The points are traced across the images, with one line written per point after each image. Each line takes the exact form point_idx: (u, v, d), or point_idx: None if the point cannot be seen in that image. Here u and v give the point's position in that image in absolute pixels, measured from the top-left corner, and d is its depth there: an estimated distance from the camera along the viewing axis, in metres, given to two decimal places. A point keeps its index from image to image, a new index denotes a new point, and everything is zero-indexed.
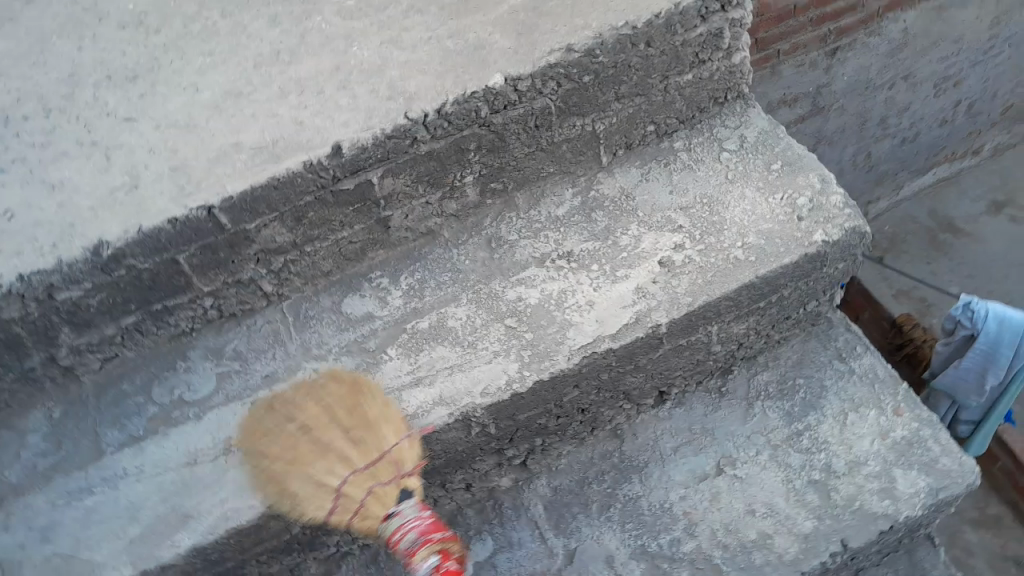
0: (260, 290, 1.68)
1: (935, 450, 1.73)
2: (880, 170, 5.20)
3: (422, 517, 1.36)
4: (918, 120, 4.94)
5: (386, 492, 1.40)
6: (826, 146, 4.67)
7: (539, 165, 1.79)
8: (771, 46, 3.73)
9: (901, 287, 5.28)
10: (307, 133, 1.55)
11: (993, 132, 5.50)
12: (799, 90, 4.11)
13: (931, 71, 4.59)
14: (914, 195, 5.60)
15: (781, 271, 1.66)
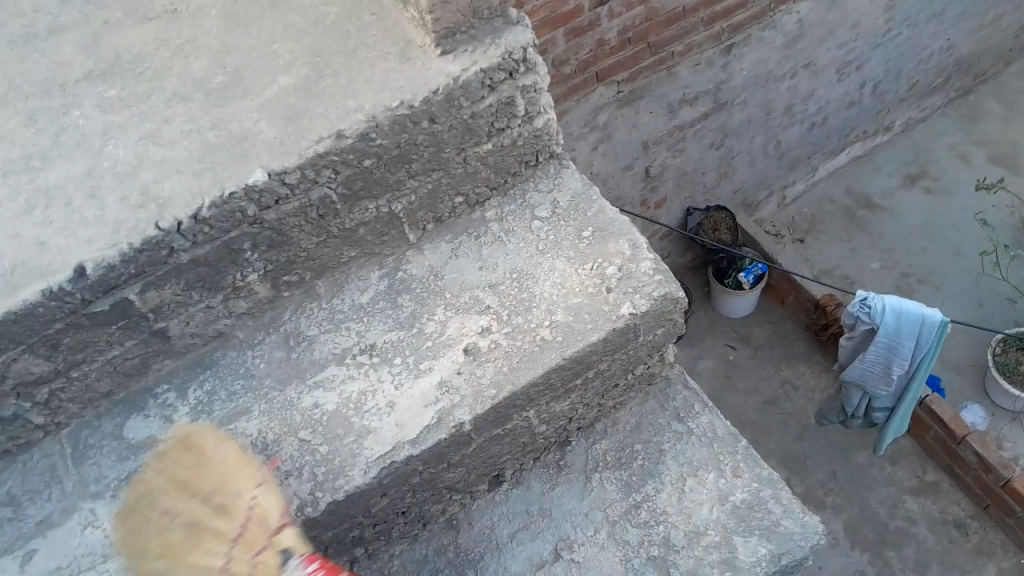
0: (30, 423, 1.52)
1: (775, 512, 1.67)
2: (791, 157, 4.89)
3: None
4: (825, 104, 4.69)
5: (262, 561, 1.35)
6: (734, 141, 4.41)
7: (336, 251, 1.66)
8: (665, 49, 3.55)
9: (823, 266, 4.82)
10: (47, 255, 1.41)
11: (903, 106, 5.24)
12: (698, 90, 3.88)
13: (832, 58, 4.36)
14: (828, 174, 5.22)
15: (589, 350, 1.58)
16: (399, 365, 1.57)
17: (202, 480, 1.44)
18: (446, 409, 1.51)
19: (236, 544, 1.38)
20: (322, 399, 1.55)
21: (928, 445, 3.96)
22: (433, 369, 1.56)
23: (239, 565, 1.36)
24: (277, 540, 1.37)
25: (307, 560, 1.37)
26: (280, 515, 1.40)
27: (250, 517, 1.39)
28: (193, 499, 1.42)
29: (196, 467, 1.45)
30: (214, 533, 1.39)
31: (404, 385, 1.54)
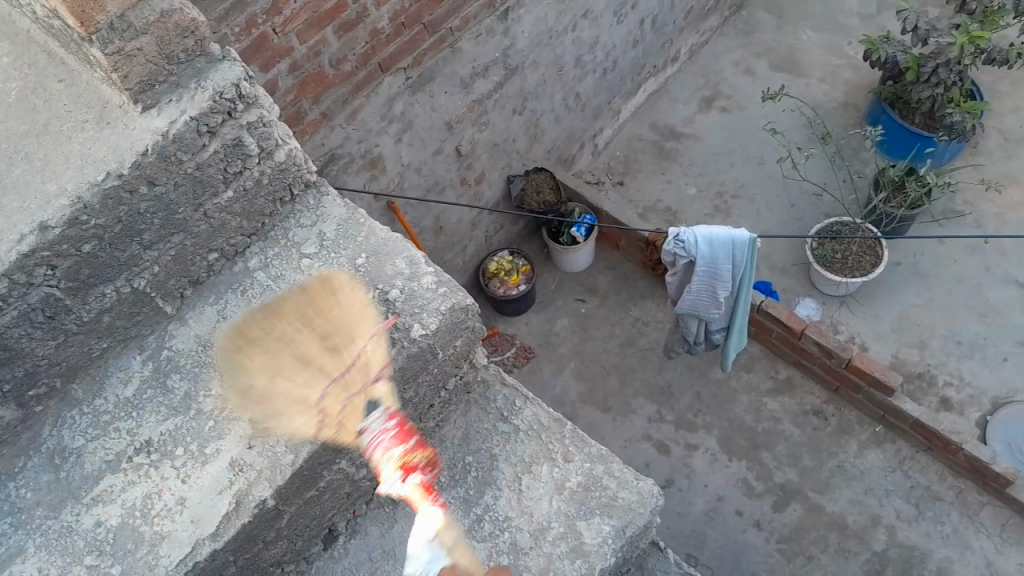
0: None
1: (611, 487, 1.68)
2: (593, 106, 4.98)
3: (387, 428, 1.37)
4: (610, 49, 4.79)
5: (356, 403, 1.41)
6: (534, 103, 4.42)
7: (84, 346, 1.48)
8: (442, 26, 3.46)
9: (645, 204, 4.97)
10: None
11: (684, 35, 5.44)
12: (485, 60, 3.83)
13: (606, 3, 4.44)
14: (632, 114, 5.36)
15: (388, 382, 1.50)
16: (182, 455, 1.43)
17: (334, 324, 1.47)
18: (245, 489, 1.38)
19: (333, 388, 1.41)
20: (103, 515, 1.38)
21: (773, 345, 4.19)
22: (220, 450, 1.42)
23: (335, 403, 1.41)
24: (372, 391, 1.42)
25: (389, 414, 1.39)
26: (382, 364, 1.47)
27: (355, 364, 1.44)
28: (309, 344, 1.43)
29: (353, 318, 1.49)
30: (317, 367, 1.41)
31: (190, 475, 1.40)
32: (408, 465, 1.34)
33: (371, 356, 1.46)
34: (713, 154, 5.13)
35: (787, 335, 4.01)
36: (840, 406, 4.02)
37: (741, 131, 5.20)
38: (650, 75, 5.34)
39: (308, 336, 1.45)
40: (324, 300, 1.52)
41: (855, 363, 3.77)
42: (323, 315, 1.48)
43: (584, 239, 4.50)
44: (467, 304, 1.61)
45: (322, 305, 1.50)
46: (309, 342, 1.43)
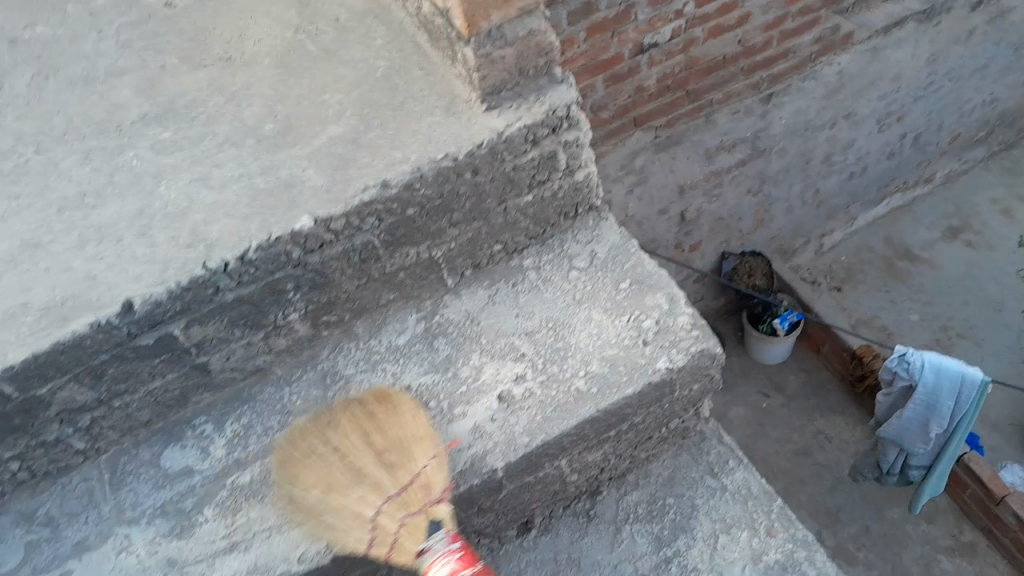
0: (72, 447, 1.56)
1: (809, 575, 1.66)
2: (830, 206, 4.85)
3: (452, 552, 1.36)
4: (865, 154, 4.66)
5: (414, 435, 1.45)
6: (772, 188, 4.39)
7: (376, 294, 1.70)
8: (703, 96, 3.58)
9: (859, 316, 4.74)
10: (98, 288, 1.43)
11: (944, 158, 5.18)
12: (737, 136, 3.87)
13: (873, 109, 4.34)
14: (869, 223, 5.15)
15: (624, 402, 1.57)
16: (435, 408, 1.60)
17: (385, 443, 1.46)
18: (480, 454, 1.54)
19: (393, 500, 1.42)
20: None
21: (964, 505, 3.87)
22: (467, 414, 1.58)
23: (389, 522, 1.41)
24: (431, 511, 1.43)
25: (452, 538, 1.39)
26: (442, 486, 1.46)
27: (414, 482, 1.44)
28: (363, 462, 1.44)
29: (415, 439, 1.48)
30: (370, 485, 1.43)
31: (440, 427, 1.58)
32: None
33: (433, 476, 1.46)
34: (948, 286, 4.81)
35: (985, 498, 3.71)
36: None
37: (985, 270, 4.85)
38: (898, 189, 5.13)
39: (375, 458, 1.45)
40: (375, 421, 1.48)
41: None
42: (377, 439, 1.46)
43: (784, 334, 4.38)
44: (715, 353, 1.63)
45: (374, 419, 1.48)
46: (358, 460, 1.44)
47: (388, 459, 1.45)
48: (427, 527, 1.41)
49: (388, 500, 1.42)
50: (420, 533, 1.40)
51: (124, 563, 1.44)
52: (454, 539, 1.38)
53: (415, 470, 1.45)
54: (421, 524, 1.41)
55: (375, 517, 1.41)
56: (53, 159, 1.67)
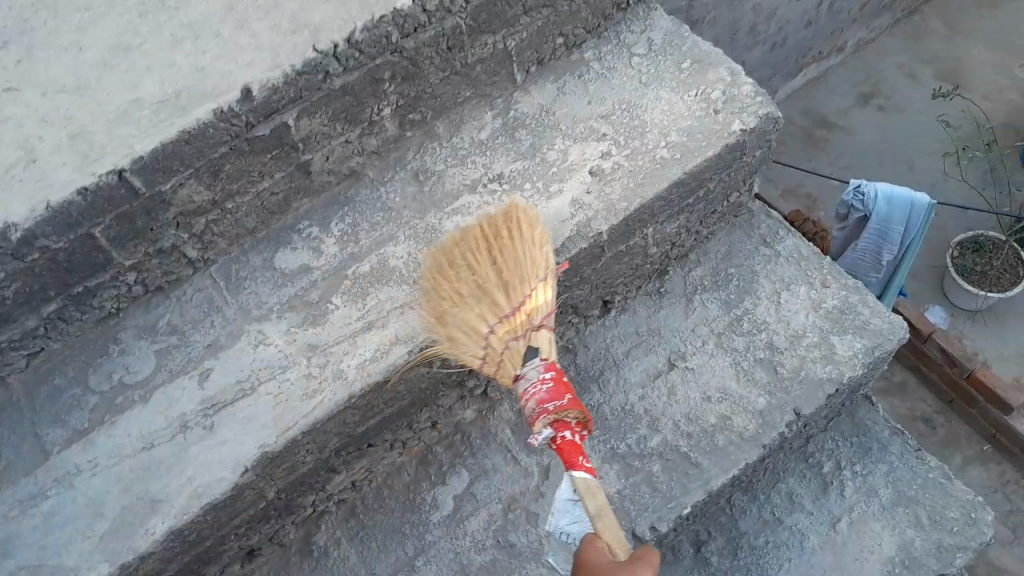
0: (183, 257, 1.58)
1: (864, 313, 1.84)
2: None
3: (543, 380, 1.39)
4: None
5: (515, 350, 1.45)
6: None
7: (455, 90, 1.74)
8: None
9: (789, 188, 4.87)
10: (211, 79, 1.46)
11: None
12: None
13: None
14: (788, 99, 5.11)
15: (705, 165, 1.69)
16: (530, 189, 1.67)
17: (512, 270, 1.49)
18: (584, 222, 1.62)
19: (506, 321, 1.47)
20: (461, 224, 1.63)
21: None
22: (563, 190, 1.66)
23: (498, 342, 1.46)
24: (532, 337, 1.45)
25: (546, 364, 1.41)
26: (545, 311, 1.49)
27: (522, 307, 1.47)
28: (486, 278, 1.48)
29: (466, 267, 1.50)
30: (490, 303, 1.48)
31: (539, 205, 1.65)
32: (559, 426, 1.35)
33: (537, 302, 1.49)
34: None
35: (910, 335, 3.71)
36: (949, 419, 3.64)
37: None
38: None
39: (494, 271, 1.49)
40: (497, 245, 1.50)
41: (976, 375, 3.50)
42: (503, 260, 1.49)
43: None
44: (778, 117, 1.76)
45: (500, 239, 1.51)
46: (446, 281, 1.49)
47: (506, 282, 1.48)
48: (526, 353, 1.44)
49: (498, 321, 1.47)
50: (518, 359, 1.44)
51: (266, 353, 1.50)
52: (547, 367, 1.40)
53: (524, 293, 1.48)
54: (521, 350, 1.45)
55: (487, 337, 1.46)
56: None
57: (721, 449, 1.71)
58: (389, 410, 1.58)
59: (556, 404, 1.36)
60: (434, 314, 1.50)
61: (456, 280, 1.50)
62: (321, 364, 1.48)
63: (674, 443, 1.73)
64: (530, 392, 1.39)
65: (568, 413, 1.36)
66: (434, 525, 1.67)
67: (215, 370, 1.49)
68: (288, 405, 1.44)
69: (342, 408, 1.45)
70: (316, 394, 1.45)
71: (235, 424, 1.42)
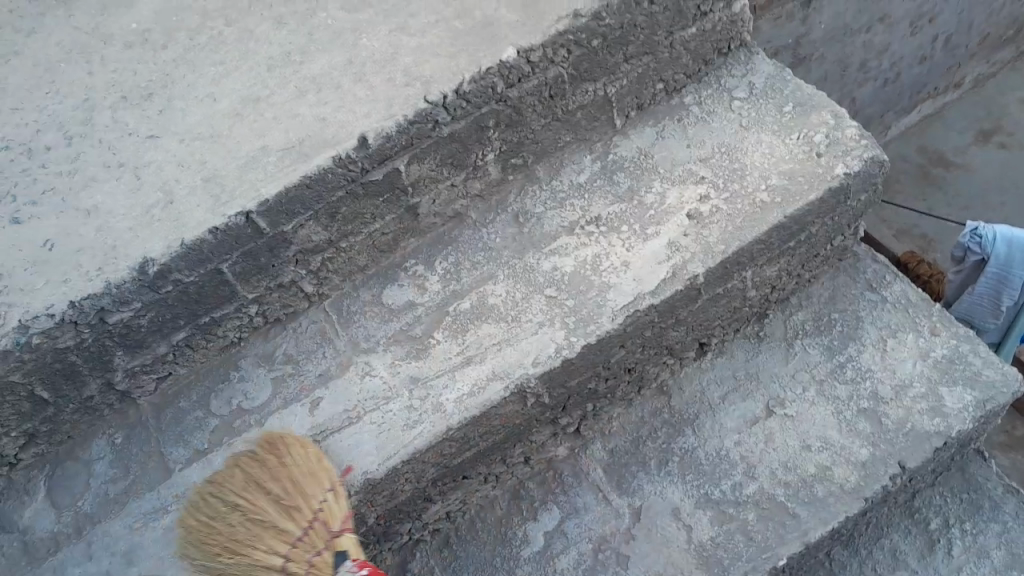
0: (302, 291, 1.69)
1: (976, 364, 1.77)
2: None
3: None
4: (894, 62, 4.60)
5: (323, 561, 1.36)
6: None
7: (556, 135, 1.80)
8: None
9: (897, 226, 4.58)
10: (332, 127, 1.58)
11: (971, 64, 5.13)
12: None
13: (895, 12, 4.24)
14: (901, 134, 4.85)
15: (807, 209, 1.69)
16: (628, 232, 1.70)
17: (291, 478, 1.40)
18: (680, 265, 1.64)
19: (299, 543, 1.36)
20: (559, 264, 1.68)
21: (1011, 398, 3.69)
22: (660, 233, 1.69)
23: (298, 565, 1.35)
24: (336, 544, 1.37)
25: (361, 565, 1.35)
26: (344, 516, 1.40)
27: (315, 519, 1.38)
28: (265, 510, 1.37)
29: (258, 488, 1.40)
30: (272, 529, 1.36)
31: (635, 246, 1.68)
32: None
33: (334, 510, 1.39)
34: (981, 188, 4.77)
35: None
36: None
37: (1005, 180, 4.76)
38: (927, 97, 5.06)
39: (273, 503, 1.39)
40: (275, 464, 1.42)
41: None
42: (275, 475, 1.40)
43: None
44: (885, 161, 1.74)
45: (268, 465, 1.42)
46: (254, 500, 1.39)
47: (287, 501, 1.38)
48: (333, 566, 1.36)
49: (301, 532, 1.37)
50: (330, 571, 1.36)
51: (371, 385, 1.58)
52: (364, 571, 1.34)
53: (317, 503, 1.39)
54: (329, 561, 1.36)
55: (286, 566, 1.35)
56: (246, 28, 1.76)
57: (820, 501, 1.68)
58: (484, 445, 1.62)
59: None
60: (238, 504, 1.38)
61: (223, 522, 1.37)
62: (422, 396, 1.55)
63: (771, 492, 1.70)
64: None
65: None
66: (525, 561, 1.69)
67: (325, 399, 1.58)
68: (390, 436, 1.52)
69: (441, 440, 1.52)
70: (416, 425, 1.52)
71: (341, 451, 1.52)
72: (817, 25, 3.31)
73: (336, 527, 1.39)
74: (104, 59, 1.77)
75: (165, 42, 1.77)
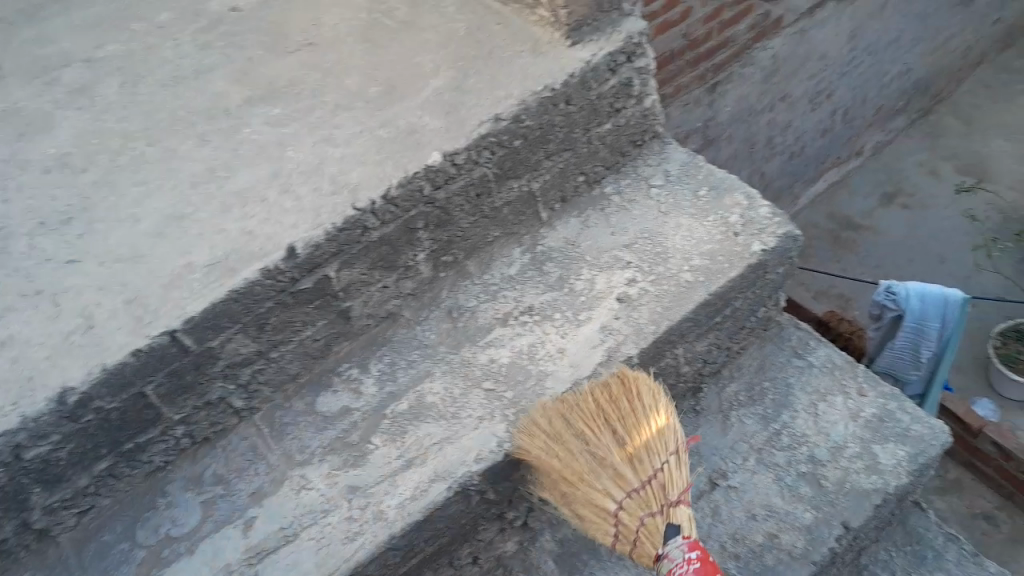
0: (230, 407, 1.69)
1: (904, 420, 1.85)
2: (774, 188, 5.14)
3: (689, 561, 1.40)
4: None
5: (654, 525, 1.47)
6: None
7: (484, 232, 1.85)
8: None
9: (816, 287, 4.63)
10: (258, 242, 1.59)
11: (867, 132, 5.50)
12: None
13: None
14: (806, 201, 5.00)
15: (728, 286, 1.76)
16: (561, 319, 1.75)
17: (638, 431, 1.54)
18: (614, 348, 1.68)
19: (633, 497, 1.49)
20: (497, 354, 1.71)
21: None
22: (593, 318, 1.74)
23: (631, 519, 1.49)
24: (672, 514, 1.48)
25: (690, 544, 1.42)
26: (682, 486, 1.52)
27: (654, 480, 1.50)
28: (606, 447, 1.52)
29: (655, 433, 1.54)
30: (612, 474, 1.51)
31: (570, 334, 1.72)
32: None
33: (673, 475, 1.51)
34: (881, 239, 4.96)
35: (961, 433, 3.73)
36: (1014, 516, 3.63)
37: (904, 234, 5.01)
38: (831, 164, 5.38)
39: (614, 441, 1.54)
40: (619, 411, 1.55)
41: None
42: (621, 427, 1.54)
43: None
44: (796, 237, 1.83)
45: (615, 404, 1.57)
46: (579, 451, 1.53)
47: (629, 451, 1.53)
48: (664, 530, 1.46)
49: (631, 495, 1.50)
50: (656, 536, 1.47)
51: (308, 498, 1.56)
52: (692, 547, 1.42)
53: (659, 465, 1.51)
54: (657, 526, 1.47)
55: (618, 516, 1.50)
56: (170, 148, 1.78)
57: (772, 569, 1.70)
58: (430, 549, 1.61)
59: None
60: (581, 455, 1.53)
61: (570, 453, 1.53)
62: (362, 505, 1.54)
63: (722, 564, 1.71)
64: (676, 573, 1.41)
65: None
66: None
67: (258, 519, 1.55)
68: (331, 550, 1.49)
69: (383, 549, 1.49)
70: (358, 537, 1.50)
71: (278, 572, 1.48)
72: (722, 107, 3.53)
73: (675, 495, 1.51)
74: (20, 186, 1.76)
75: (85, 165, 1.78)
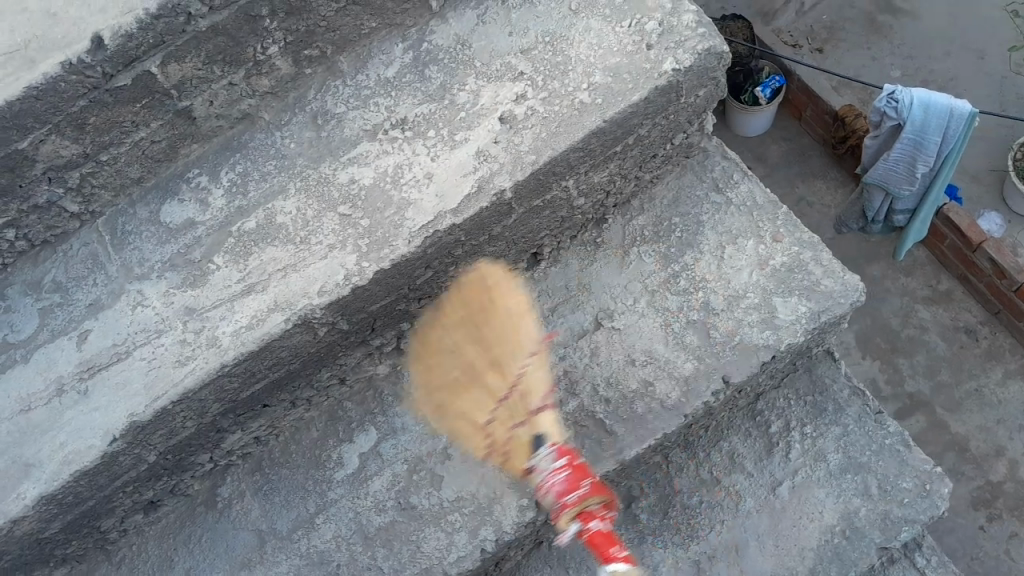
0: (65, 212, 1.52)
1: (815, 273, 1.66)
2: None
3: (558, 469, 1.38)
4: None
5: (519, 435, 1.46)
6: None
7: (357, 21, 1.56)
8: None
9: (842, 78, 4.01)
10: (61, 26, 1.34)
11: None
12: None
13: None
14: None
15: (631, 111, 1.50)
16: (434, 136, 1.52)
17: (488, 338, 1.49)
18: (486, 177, 1.47)
19: (504, 403, 1.48)
20: (357, 175, 1.50)
21: (941, 255, 3.62)
22: (469, 139, 1.51)
23: (501, 427, 1.48)
24: (535, 420, 1.46)
25: (557, 453, 1.40)
26: (543, 395, 1.48)
27: (516, 388, 1.48)
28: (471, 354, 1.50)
29: (513, 327, 1.49)
30: (488, 379, 1.49)
31: (440, 156, 1.50)
32: (584, 514, 1.34)
33: (532, 382, 1.48)
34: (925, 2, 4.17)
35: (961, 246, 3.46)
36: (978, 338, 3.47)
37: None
38: None
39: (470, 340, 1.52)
40: (491, 303, 1.53)
41: None
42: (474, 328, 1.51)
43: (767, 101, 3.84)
44: (722, 53, 1.55)
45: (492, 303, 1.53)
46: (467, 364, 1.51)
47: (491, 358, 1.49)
48: (531, 442, 1.46)
49: (499, 406, 1.48)
50: (528, 448, 1.46)
51: (142, 317, 1.45)
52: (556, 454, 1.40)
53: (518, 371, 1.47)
54: (527, 438, 1.46)
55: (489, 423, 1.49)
56: None
57: (639, 418, 1.61)
58: (277, 374, 1.51)
59: (577, 496, 1.35)
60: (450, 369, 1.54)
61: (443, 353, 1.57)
62: (196, 329, 1.42)
63: (590, 408, 1.63)
64: (546, 481, 1.39)
65: (591, 502, 1.34)
66: (337, 484, 1.63)
67: (92, 332, 1.45)
68: (160, 372, 1.40)
69: (214, 377, 1.40)
70: (188, 361, 1.40)
71: (109, 389, 1.40)
72: None
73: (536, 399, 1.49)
74: None
75: None
